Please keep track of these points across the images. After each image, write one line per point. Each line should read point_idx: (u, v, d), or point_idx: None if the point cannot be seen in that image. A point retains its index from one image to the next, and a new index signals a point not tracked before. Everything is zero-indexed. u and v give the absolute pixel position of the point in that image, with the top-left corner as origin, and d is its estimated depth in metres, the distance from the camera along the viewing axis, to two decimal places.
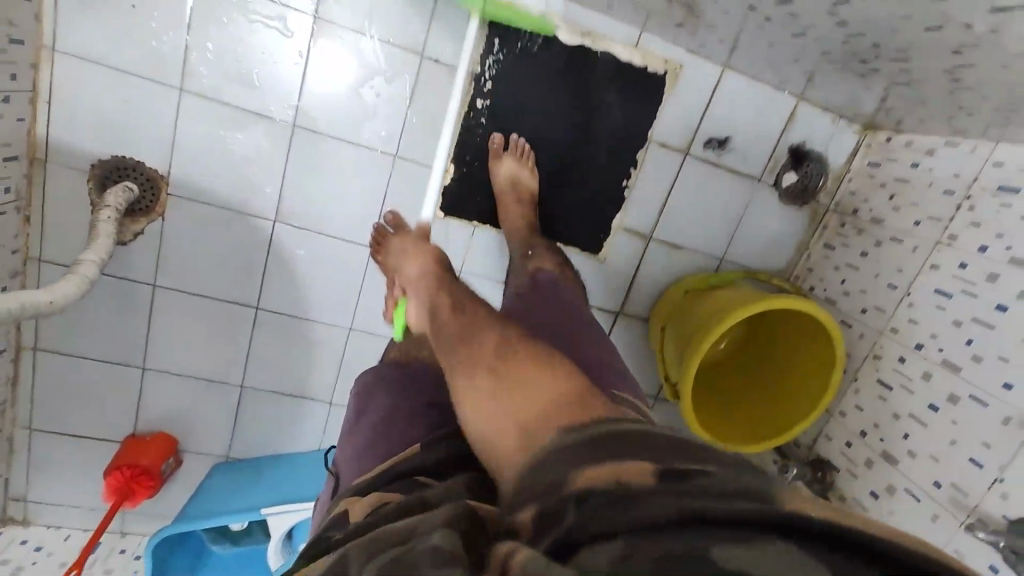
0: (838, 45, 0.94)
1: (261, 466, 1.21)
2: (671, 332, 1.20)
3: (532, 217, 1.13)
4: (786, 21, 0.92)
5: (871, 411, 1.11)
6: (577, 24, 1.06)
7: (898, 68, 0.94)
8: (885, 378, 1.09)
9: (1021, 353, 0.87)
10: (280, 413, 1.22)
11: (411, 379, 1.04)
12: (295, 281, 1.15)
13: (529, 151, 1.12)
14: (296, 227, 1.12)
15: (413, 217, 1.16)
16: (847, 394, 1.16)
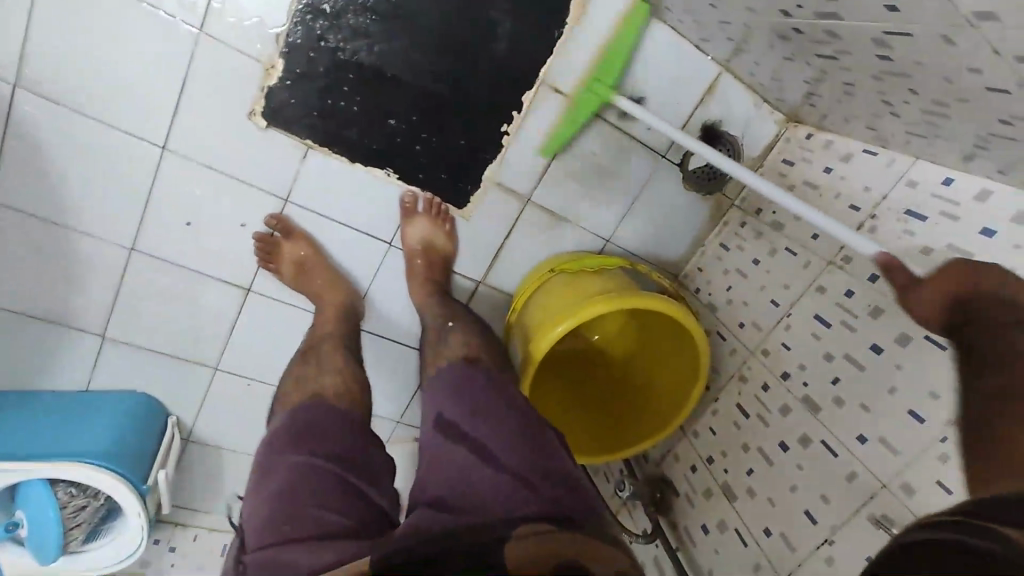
0: None
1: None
2: (528, 317, 1.01)
3: (434, 264, 1.00)
4: None
5: (723, 437, 0.97)
6: None
7: (824, 33, 0.67)
8: (745, 404, 0.95)
9: (884, 406, 0.75)
10: (25, 339, 0.96)
11: (337, 429, 0.77)
12: (51, 173, 0.86)
13: (447, 212, 1.00)
14: (49, 98, 0.81)
15: (224, 120, 0.87)
16: (705, 415, 1.02)
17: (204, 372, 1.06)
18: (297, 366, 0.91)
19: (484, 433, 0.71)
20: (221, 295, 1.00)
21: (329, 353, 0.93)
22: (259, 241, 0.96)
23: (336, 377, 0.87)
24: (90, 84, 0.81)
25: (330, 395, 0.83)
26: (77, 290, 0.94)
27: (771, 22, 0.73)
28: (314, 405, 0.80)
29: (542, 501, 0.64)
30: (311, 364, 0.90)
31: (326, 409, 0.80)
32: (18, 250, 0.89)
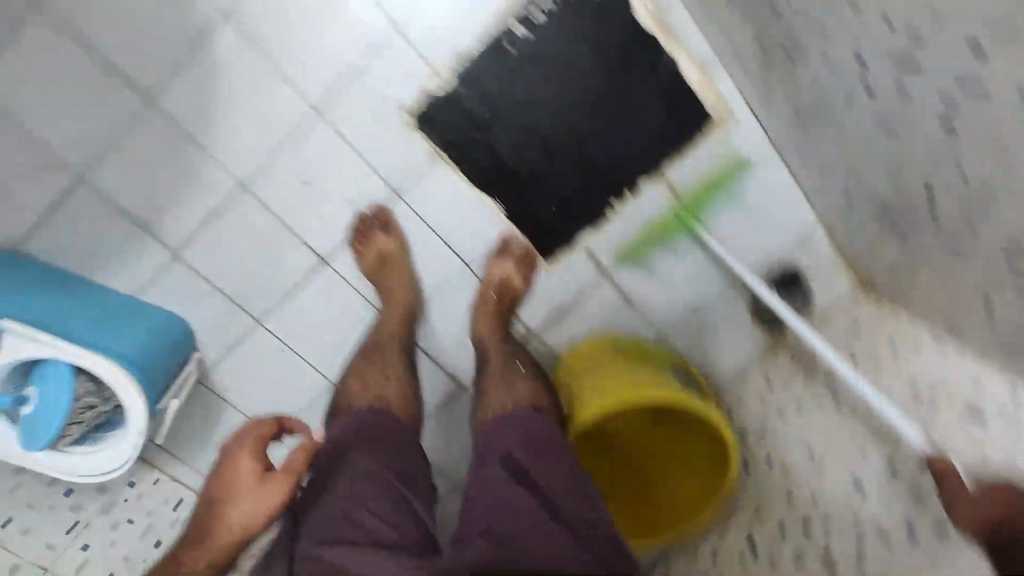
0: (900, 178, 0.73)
1: (60, 276, 0.93)
2: (584, 379, 1.03)
3: (504, 301, 1.02)
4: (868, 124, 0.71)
5: (726, 563, 1.00)
6: (659, 8, 0.89)
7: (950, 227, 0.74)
8: (757, 539, 0.97)
9: None
10: (103, 234, 0.97)
11: (391, 441, 0.81)
12: (207, 98, 0.91)
13: (533, 257, 1.04)
14: (242, 35, 0.89)
15: (378, 105, 0.93)
16: (713, 535, 1.05)
17: (248, 319, 1.07)
18: (360, 365, 0.93)
19: (540, 472, 0.74)
20: (299, 257, 1.03)
21: (387, 356, 0.95)
22: (357, 224, 1.01)
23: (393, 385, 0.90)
24: (285, 33, 0.89)
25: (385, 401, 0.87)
26: (177, 202, 0.97)
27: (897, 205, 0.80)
28: (371, 412, 0.84)
29: (582, 551, 0.67)
30: (370, 363, 0.94)
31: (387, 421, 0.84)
32: (145, 147, 0.93)
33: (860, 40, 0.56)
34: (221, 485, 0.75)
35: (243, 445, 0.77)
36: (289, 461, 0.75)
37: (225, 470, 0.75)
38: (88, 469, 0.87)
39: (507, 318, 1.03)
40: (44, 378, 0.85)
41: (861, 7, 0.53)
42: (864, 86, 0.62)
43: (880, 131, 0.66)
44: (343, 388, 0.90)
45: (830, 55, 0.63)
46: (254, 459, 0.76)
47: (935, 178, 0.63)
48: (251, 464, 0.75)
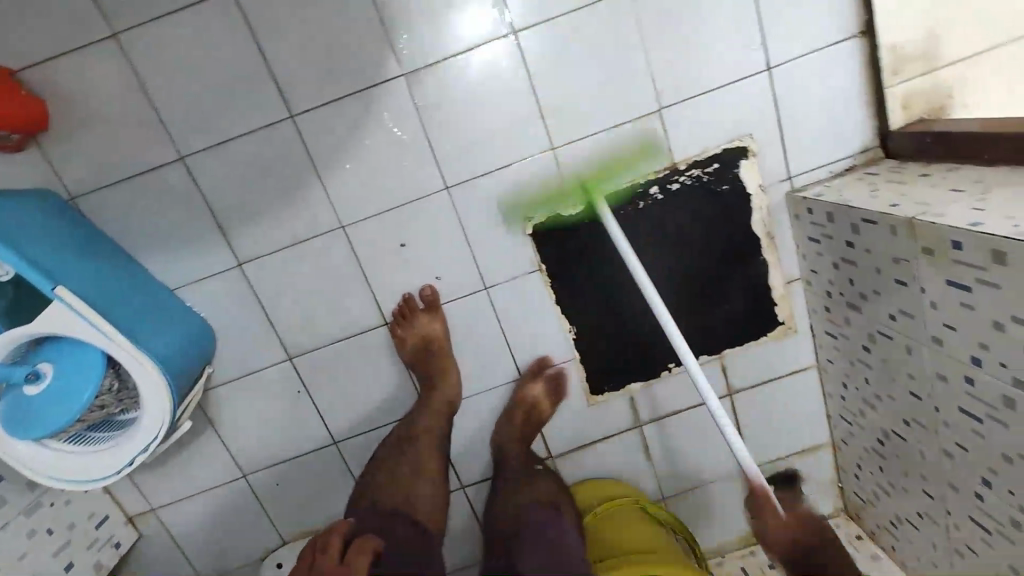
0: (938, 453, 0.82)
1: (122, 276, 0.88)
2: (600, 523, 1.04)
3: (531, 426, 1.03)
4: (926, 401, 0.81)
5: None
6: (772, 222, 0.99)
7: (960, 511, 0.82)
8: None
9: None
10: (180, 224, 0.92)
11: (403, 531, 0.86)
12: (345, 139, 0.90)
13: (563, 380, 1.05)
14: (406, 100, 0.89)
15: (502, 206, 0.95)
16: None
17: (280, 351, 1.01)
18: (393, 456, 0.95)
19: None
20: (360, 310, 1.00)
21: (421, 449, 0.96)
22: (403, 302, 0.99)
23: (422, 487, 0.93)
24: (447, 113, 0.90)
25: (411, 506, 0.90)
26: (265, 220, 0.93)
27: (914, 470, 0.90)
28: (385, 515, 0.88)
29: None
30: (402, 458, 0.95)
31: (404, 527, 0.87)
32: (263, 158, 0.90)
33: (983, 348, 0.66)
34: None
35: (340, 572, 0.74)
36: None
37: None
38: (78, 473, 0.77)
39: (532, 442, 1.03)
40: (60, 360, 0.74)
41: (1001, 328, 0.62)
42: (963, 379, 0.71)
43: (955, 415, 0.75)
44: (370, 480, 0.93)
45: (939, 339, 0.73)
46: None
47: (997, 476, 0.71)
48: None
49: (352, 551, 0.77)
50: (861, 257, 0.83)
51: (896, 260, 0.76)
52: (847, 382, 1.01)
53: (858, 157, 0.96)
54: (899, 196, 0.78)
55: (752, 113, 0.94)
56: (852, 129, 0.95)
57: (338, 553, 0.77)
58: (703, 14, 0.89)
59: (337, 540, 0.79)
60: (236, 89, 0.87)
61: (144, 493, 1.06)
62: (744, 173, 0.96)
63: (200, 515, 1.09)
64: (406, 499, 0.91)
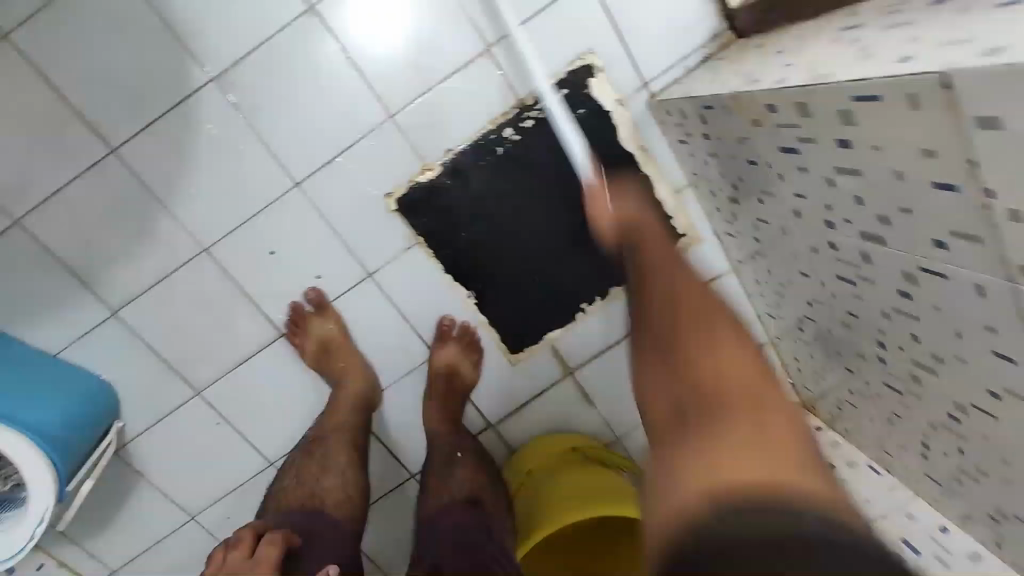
0: (840, 328, 0.79)
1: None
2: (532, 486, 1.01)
3: (450, 404, 1.02)
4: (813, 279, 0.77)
5: None
6: (641, 133, 0.95)
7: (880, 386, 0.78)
8: None
9: None
10: (40, 285, 0.90)
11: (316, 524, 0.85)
12: (178, 158, 0.87)
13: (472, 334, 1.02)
14: (226, 102, 0.86)
15: (358, 186, 0.92)
16: None
17: (186, 387, 0.99)
18: (301, 459, 0.94)
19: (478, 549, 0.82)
20: (252, 329, 0.97)
21: (331, 445, 0.95)
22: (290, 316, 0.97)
23: (332, 479, 0.92)
24: (270, 106, 0.87)
25: (318, 498, 0.89)
26: (125, 260, 0.91)
27: (832, 348, 0.86)
28: (291, 512, 0.87)
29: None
30: (332, 462, 0.94)
31: (312, 518, 0.86)
32: (101, 199, 0.87)
33: (830, 209, 0.62)
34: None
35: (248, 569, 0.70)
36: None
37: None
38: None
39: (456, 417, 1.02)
40: None
41: (833, 183, 0.59)
42: (828, 245, 0.68)
43: (839, 285, 0.71)
44: (280, 487, 0.93)
45: (799, 210, 0.69)
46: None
47: (886, 336, 0.68)
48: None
49: (263, 543, 0.74)
50: (718, 148, 0.79)
51: (741, 141, 0.72)
52: (758, 277, 0.97)
53: (711, 45, 0.91)
54: (735, 74, 0.73)
55: (587, 25, 0.89)
56: (697, 17, 0.89)
57: (249, 548, 0.73)
58: None
59: (248, 535, 0.75)
60: (49, 136, 0.84)
61: (99, 557, 1.06)
62: (597, 92, 0.92)
63: (162, 563, 1.08)
64: (313, 493, 0.90)
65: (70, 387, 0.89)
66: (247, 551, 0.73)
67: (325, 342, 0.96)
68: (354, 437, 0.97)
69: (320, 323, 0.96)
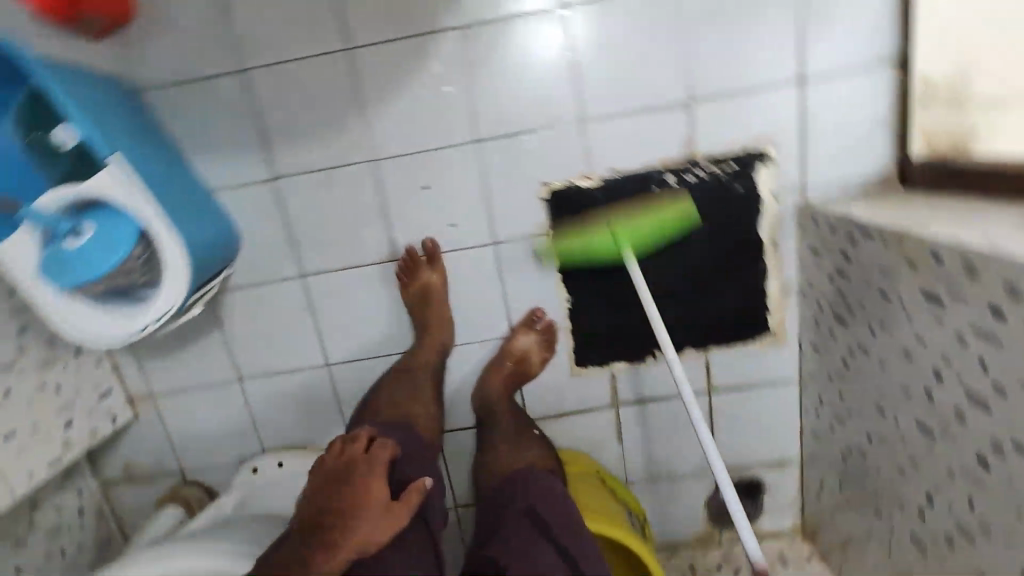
0: (892, 472, 0.85)
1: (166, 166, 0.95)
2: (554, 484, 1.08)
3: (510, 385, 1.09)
4: (885, 419, 0.84)
5: None
6: (779, 229, 1.03)
7: (905, 540, 0.84)
8: None
9: None
10: (229, 129, 1.00)
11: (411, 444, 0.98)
12: (394, 79, 0.97)
13: (553, 329, 1.09)
14: (457, 51, 0.96)
15: (526, 167, 1.01)
16: None
17: (297, 267, 1.07)
18: (391, 386, 1.06)
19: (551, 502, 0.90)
20: (377, 244, 1.06)
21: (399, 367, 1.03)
22: (406, 258, 1.05)
23: (418, 410, 1.04)
24: (491, 70, 0.96)
25: (408, 420, 1.02)
26: (307, 139, 1.00)
27: (867, 486, 0.93)
28: (391, 424, 1.00)
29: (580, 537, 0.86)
30: None
31: (408, 438, 0.99)
32: (315, 83, 0.97)
33: (946, 361, 0.69)
34: (351, 497, 0.82)
35: (363, 461, 0.87)
36: (405, 496, 0.86)
37: (356, 485, 0.83)
38: (110, 335, 0.84)
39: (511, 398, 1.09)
40: (95, 222, 0.80)
41: (963, 343, 0.66)
42: (924, 392, 0.74)
43: (913, 431, 0.78)
44: (373, 403, 1.05)
45: (909, 352, 0.76)
46: (378, 473, 0.86)
47: (939, 493, 0.74)
48: (381, 488, 0.84)
49: (376, 446, 0.91)
50: (853, 270, 0.87)
51: (882, 273, 0.79)
52: (822, 396, 1.03)
53: (873, 182, 1.00)
54: (899, 216, 0.81)
55: (778, 121, 0.98)
56: (872, 155, 0.98)
57: (364, 446, 0.91)
58: (747, 19, 0.94)
59: (364, 435, 0.92)
60: (303, 14, 0.94)
61: (147, 377, 1.13)
62: (760, 178, 1.00)
63: (194, 407, 1.16)
64: (403, 416, 1.03)
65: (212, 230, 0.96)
66: (362, 447, 0.90)
67: (423, 295, 1.04)
68: (435, 381, 1.08)
69: (424, 275, 1.04)
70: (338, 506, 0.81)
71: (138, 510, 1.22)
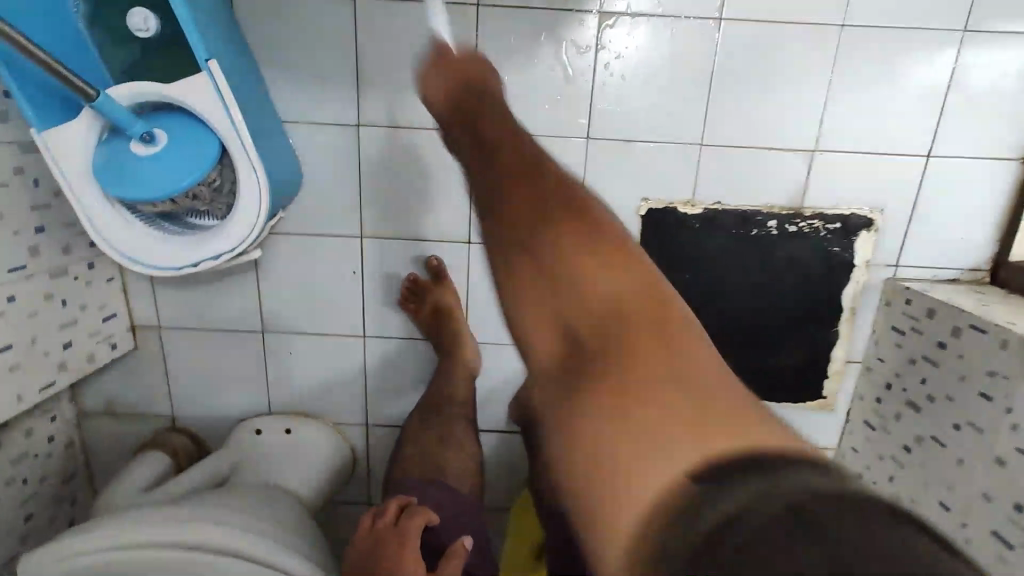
0: None
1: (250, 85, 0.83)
2: None
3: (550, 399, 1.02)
4: (948, 516, 0.83)
5: None
6: (863, 299, 1.00)
7: None
8: None
9: None
10: (321, 59, 0.89)
11: (451, 501, 0.89)
12: (518, 51, 0.89)
13: None
14: (593, 38, 0.88)
15: (629, 178, 0.95)
16: None
17: (357, 226, 0.97)
18: (419, 427, 0.98)
19: None
20: (450, 221, 0.97)
21: None
22: (409, 280, 0.99)
23: (452, 450, 0.97)
24: (620, 67, 0.89)
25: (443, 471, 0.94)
26: (405, 92, 0.90)
27: None
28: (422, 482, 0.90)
29: None
30: None
31: (444, 494, 0.89)
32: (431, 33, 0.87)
33: None
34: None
35: (395, 533, 0.74)
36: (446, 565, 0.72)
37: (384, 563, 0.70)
38: (157, 261, 0.76)
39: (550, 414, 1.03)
40: (171, 134, 0.69)
41: None
42: (1010, 504, 0.73)
43: (985, 540, 0.76)
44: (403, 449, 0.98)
45: (1002, 460, 0.75)
46: (413, 544, 0.73)
47: None
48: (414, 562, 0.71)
49: (405, 515, 0.77)
50: (948, 362, 0.85)
51: (990, 373, 0.78)
52: (867, 474, 1.02)
53: (964, 274, 0.98)
54: (1016, 320, 0.80)
55: (893, 192, 0.95)
56: (971, 246, 0.97)
57: (395, 515, 0.77)
58: (893, 81, 0.90)
59: (392, 507, 0.78)
60: None
61: (159, 307, 1.01)
62: (860, 244, 0.97)
63: (204, 350, 1.04)
64: (439, 466, 0.95)
65: (283, 168, 0.85)
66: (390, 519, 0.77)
67: (437, 315, 0.99)
68: (469, 416, 1.01)
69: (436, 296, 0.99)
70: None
71: (112, 448, 1.10)
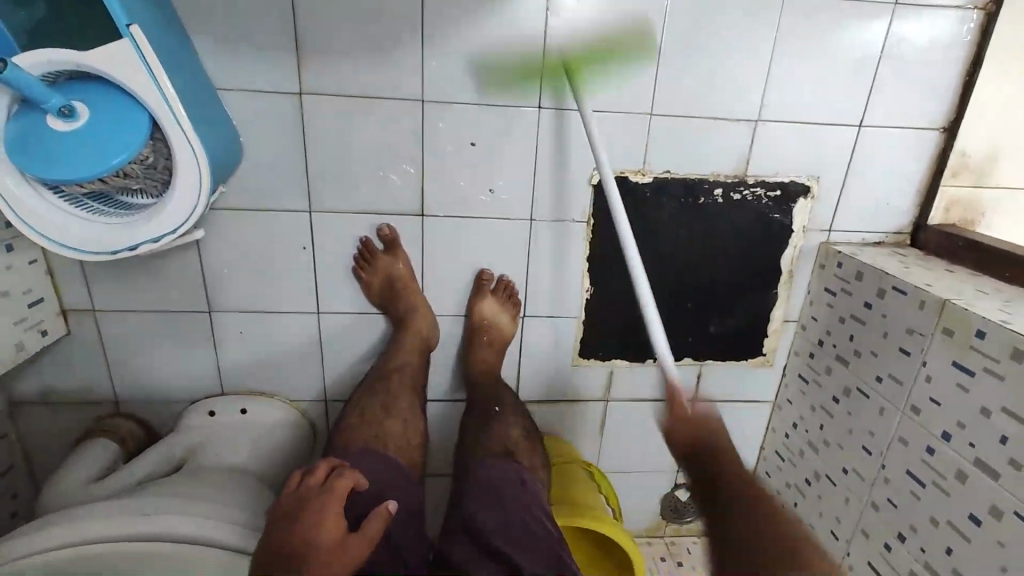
0: (861, 506, 0.94)
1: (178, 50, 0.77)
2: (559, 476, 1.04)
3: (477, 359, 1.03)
4: (871, 460, 0.92)
5: None
6: (798, 262, 1.05)
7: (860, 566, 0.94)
8: None
9: None
10: (255, 22, 0.83)
11: (382, 470, 0.84)
12: (466, 17, 0.86)
13: (514, 293, 1.03)
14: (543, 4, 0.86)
15: (582, 148, 0.95)
16: None
17: (304, 199, 0.94)
18: (365, 396, 0.94)
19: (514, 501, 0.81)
20: (402, 193, 0.95)
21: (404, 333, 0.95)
22: (361, 245, 0.97)
23: (390, 422, 0.92)
24: (572, 35, 0.88)
25: (382, 439, 0.88)
26: (349, 58, 0.86)
27: (828, 511, 1.02)
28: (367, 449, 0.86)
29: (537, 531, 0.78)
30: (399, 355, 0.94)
31: (382, 463, 0.85)
32: None
33: (958, 426, 0.77)
34: (293, 539, 0.65)
35: (320, 492, 0.70)
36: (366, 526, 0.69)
37: (305, 519, 0.66)
38: (89, 243, 0.71)
39: (495, 380, 1.03)
40: (92, 106, 0.64)
41: (986, 414, 0.73)
42: (923, 448, 0.83)
43: (901, 479, 0.86)
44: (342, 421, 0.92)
45: (917, 409, 0.84)
46: (336, 502, 0.69)
47: (914, 534, 0.84)
48: (337, 521, 0.67)
49: (335, 476, 0.73)
50: (873, 320, 0.93)
51: (909, 331, 0.86)
52: (799, 423, 1.10)
53: (889, 236, 1.06)
54: (933, 281, 0.87)
55: (829, 159, 0.99)
56: (895, 211, 1.04)
57: (324, 476, 0.73)
58: (831, 52, 0.93)
59: (324, 468, 0.74)
60: None
61: (92, 289, 0.95)
62: (796, 210, 1.02)
63: (145, 332, 1.00)
64: (379, 436, 0.89)
65: (219, 141, 0.80)
66: (320, 479, 0.73)
67: (388, 283, 0.98)
68: (416, 386, 0.98)
69: (387, 264, 0.97)
70: (288, 549, 0.63)
71: (54, 437, 1.05)
